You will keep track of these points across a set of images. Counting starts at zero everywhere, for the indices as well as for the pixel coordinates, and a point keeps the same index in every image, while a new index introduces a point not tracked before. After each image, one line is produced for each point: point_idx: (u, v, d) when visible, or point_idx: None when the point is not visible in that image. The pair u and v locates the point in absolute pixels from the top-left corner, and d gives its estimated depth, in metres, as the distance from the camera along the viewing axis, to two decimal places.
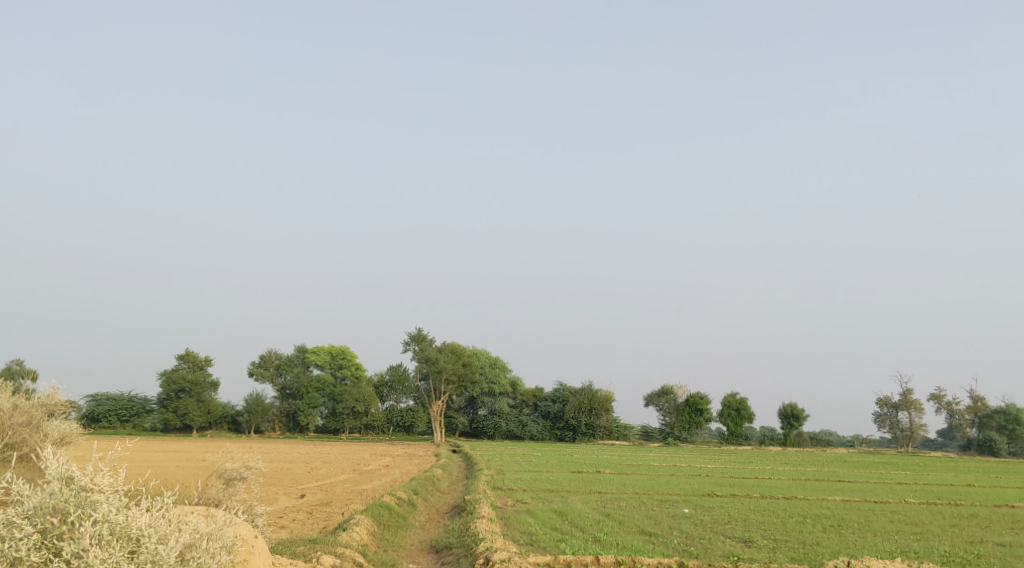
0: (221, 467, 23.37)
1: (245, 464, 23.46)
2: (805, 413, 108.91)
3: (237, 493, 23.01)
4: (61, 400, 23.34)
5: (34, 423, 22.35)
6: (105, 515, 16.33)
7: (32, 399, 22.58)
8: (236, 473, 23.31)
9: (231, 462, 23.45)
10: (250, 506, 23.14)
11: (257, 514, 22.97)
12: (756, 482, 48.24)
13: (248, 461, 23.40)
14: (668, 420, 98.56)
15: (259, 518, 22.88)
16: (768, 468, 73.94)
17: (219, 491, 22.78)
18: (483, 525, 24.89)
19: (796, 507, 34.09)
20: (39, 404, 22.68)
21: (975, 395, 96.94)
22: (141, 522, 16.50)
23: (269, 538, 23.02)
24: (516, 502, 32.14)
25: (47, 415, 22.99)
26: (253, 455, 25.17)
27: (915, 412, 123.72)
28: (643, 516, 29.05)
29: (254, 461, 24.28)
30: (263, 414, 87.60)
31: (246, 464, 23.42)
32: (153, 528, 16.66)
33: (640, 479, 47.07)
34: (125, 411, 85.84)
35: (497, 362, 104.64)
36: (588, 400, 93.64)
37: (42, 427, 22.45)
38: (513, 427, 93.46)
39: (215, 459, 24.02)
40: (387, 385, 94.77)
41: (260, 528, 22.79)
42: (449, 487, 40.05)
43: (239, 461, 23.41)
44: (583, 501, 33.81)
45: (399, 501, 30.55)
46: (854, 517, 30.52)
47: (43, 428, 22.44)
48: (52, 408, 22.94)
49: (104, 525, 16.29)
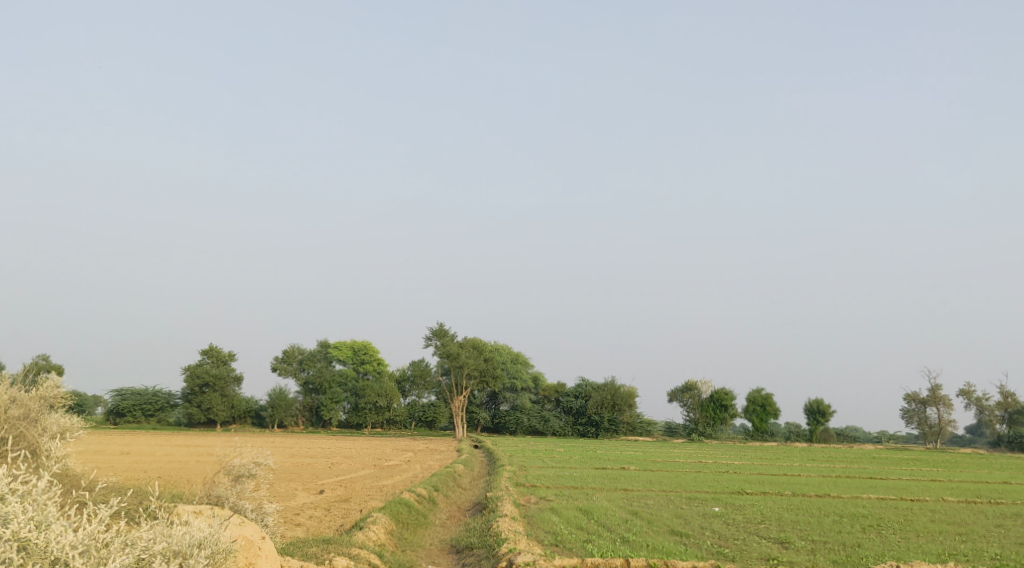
0: (228, 464, 22.50)
1: (255, 461, 22.61)
2: (831, 408, 107.15)
3: (245, 491, 22.15)
4: (63, 392, 22.36)
5: (31, 416, 21.44)
6: (16, 533, 14.90)
7: (32, 391, 21.71)
8: (246, 469, 22.44)
9: (242, 458, 22.58)
10: (260, 504, 22.33)
11: (267, 512, 22.16)
12: (786, 480, 46.97)
13: (258, 457, 22.55)
14: (692, 416, 97.23)
15: (269, 518, 22.06)
16: (795, 465, 72.53)
17: (227, 488, 21.91)
18: (506, 523, 23.87)
19: (831, 505, 32.87)
20: (39, 397, 21.77)
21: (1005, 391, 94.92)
22: (68, 540, 15.09)
23: (281, 537, 22.19)
24: (540, 500, 31.08)
25: (47, 408, 22.10)
26: (264, 450, 24.28)
27: (943, 408, 121.56)
28: (673, 514, 27.98)
29: (265, 456, 23.40)
30: (286, 409, 87.18)
31: (257, 459, 22.58)
32: (88, 546, 15.29)
33: (665, 476, 45.89)
34: (150, 405, 85.72)
35: (519, 357, 103.85)
36: (611, 396, 92.42)
37: (40, 421, 21.57)
38: (535, 422, 92.36)
39: (225, 455, 23.14)
40: (409, 380, 94.13)
41: (271, 527, 21.94)
42: (471, 483, 39.12)
43: (249, 457, 22.56)
44: (609, 499, 32.74)
45: (419, 498, 29.68)
46: (894, 517, 29.28)
47: (41, 422, 21.54)
48: (51, 400, 22.03)
49: (15, 543, 14.87)
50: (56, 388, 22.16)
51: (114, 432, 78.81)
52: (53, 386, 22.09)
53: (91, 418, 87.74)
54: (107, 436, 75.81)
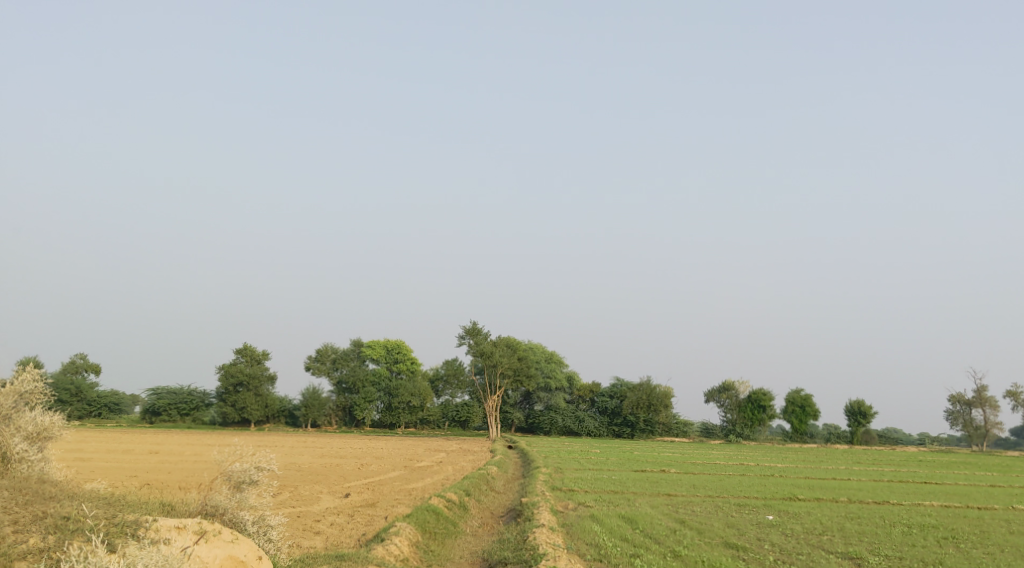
0: (227, 469, 20.79)
1: (257, 466, 20.84)
2: (873, 410, 103.82)
3: (248, 498, 20.44)
4: (39, 386, 20.71)
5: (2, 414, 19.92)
6: None
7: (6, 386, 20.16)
8: (249, 475, 20.71)
9: (246, 463, 20.82)
10: (263, 515, 20.48)
11: (270, 525, 20.32)
12: (837, 485, 44.45)
13: (263, 462, 20.82)
14: (729, 417, 94.50)
15: (272, 532, 20.20)
16: (839, 468, 69.69)
17: (227, 498, 20.24)
18: (543, 535, 21.70)
19: (893, 514, 30.46)
20: (13, 392, 20.20)
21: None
22: None
23: (286, 554, 20.35)
24: (578, 506, 28.99)
25: (23, 406, 20.53)
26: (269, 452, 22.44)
27: (989, 409, 117.68)
28: (723, 524, 25.76)
29: (271, 459, 21.62)
30: (319, 408, 85.77)
31: (263, 462, 20.89)
32: None
33: (709, 479, 43.42)
34: (185, 404, 84.68)
35: (553, 356, 101.65)
36: (647, 396, 89.65)
37: (14, 419, 20.06)
38: (570, 422, 89.87)
39: (225, 456, 21.44)
40: (442, 380, 92.45)
41: (275, 543, 20.19)
42: (505, 486, 37.07)
43: (253, 459, 20.88)
44: (652, 505, 30.59)
45: (449, 504, 27.67)
46: (967, 527, 27.08)
47: (15, 421, 20.04)
48: (29, 396, 20.50)
49: None
50: (32, 382, 20.58)
51: (147, 431, 77.91)
52: (31, 379, 20.50)
53: (127, 416, 87.06)
54: (139, 435, 74.89)
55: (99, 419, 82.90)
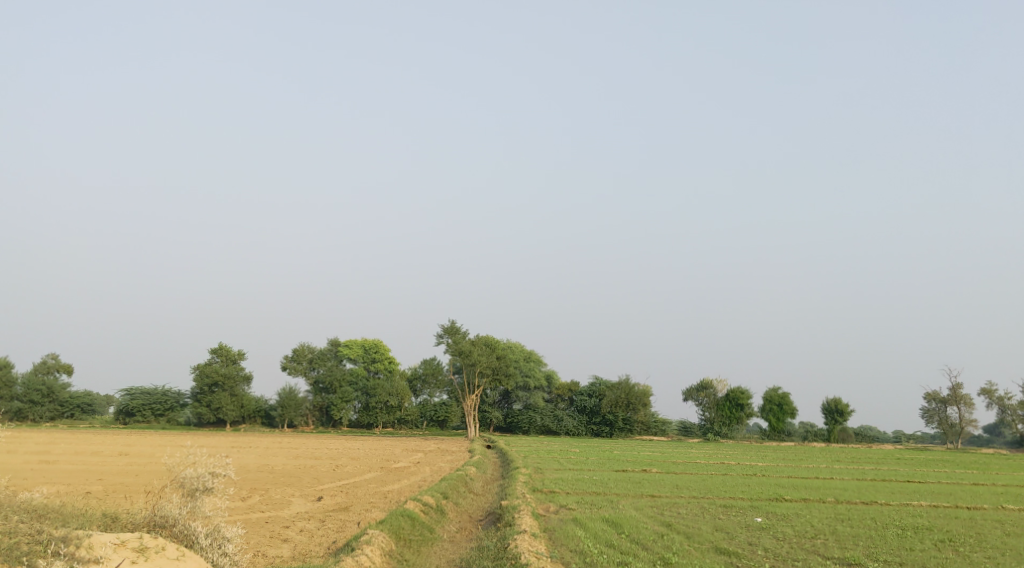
0: (179, 474, 20.24)
1: (211, 472, 20.22)
2: (850, 408, 103.57)
3: (200, 507, 19.90)
4: None
5: None
6: None
7: None
8: (203, 481, 20.11)
9: (199, 469, 20.18)
10: (217, 526, 19.92)
11: (223, 535, 19.74)
12: (822, 485, 43.49)
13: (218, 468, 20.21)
14: (707, 415, 93.73)
15: (224, 540, 19.66)
16: (820, 467, 69.01)
17: (179, 507, 19.73)
18: (525, 543, 20.51)
19: (884, 515, 29.57)
20: None
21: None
22: None
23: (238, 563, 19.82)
24: (560, 509, 27.93)
25: None
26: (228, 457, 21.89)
27: (964, 408, 117.85)
28: (711, 527, 24.76)
29: (227, 463, 21.00)
30: (296, 408, 84.30)
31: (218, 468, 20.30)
32: None
33: (692, 479, 42.41)
34: (159, 405, 82.89)
35: (532, 355, 100.51)
36: (626, 395, 89.00)
37: None
38: (548, 422, 88.86)
39: (178, 459, 20.86)
40: (420, 379, 91.02)
41: (231, 556, 19.62)
42: (484, 488, 35.86)
43: (208, 465, 20.28)
44: (637, 507, 29.55)
45: (425, 508, 26.48)
46: (962, 530, 26.26)
47: None
48: None
49: None
50: None
51: (119, 432, 76.14)
52: None
53: (99, 417, 85.14)
54: (110, 437, 73.22)
55: (71, 421, 80.90)
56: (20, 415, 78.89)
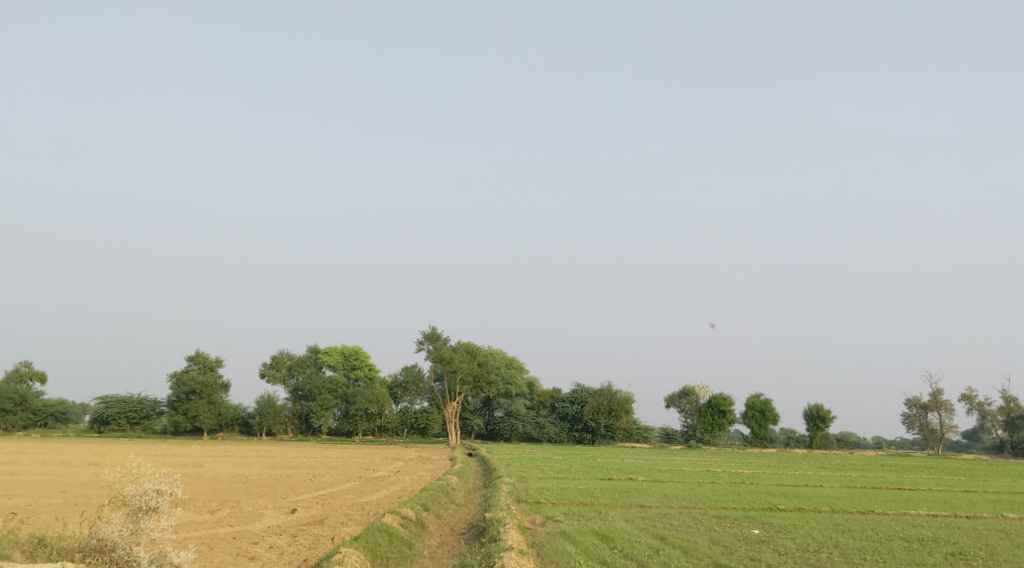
0: (121, 489, 19.29)
1: (156, 489, 19.21)
2: (831, 414, 102.86)
3: (146, 529, 19.02)
4: None
5: None
6: None
7: None
8: (148, 500, 19.16)
9: (145, 486, 19.20)
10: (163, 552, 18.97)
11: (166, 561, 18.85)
12: (814, 493, 42.26)
13: (165, 485, 19.25)
14: (689, 422, 92.51)
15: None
16: (806, 474, 68.01)
17: (122, 529, 18.94)
18: (513, 562, 19.06)
19: (885, 525, 28.33)
20: None
21: (1008, 396, 91.30)
22: None
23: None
24: (547, 522, 26.56)
25: None
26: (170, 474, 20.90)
27: (945, 413, 117.36)
28: (708, 540, 23.51)
29: (175, 476, 20.05)
30: (275, 416, 82.48)
31: (166, 484, 19.34)
32: None
33: (680, 488, 41.09)
34: (135, 413, 80.72)
35: (513, 362, 99.09)
36: (608, 402, 87.92)
37: None
38: (530, 429, 87.56)
39: (123, 471, 19.89)
40: (401, 386, 89.10)
41: None
42: (466, 499, 34.36)
43: (154, 481, 19.34)
44: (626, 519, 28.17)
45: (405, 521, 24.97)
46: (968, 541, 25.05)
47: None
48: None
49: None
50: None
51: (94, 440, 74.08)
52: None
53: (73, 426, 82.87)
54: (84, 446, 71.16)
55: (45, 430, 78.73)
56: None
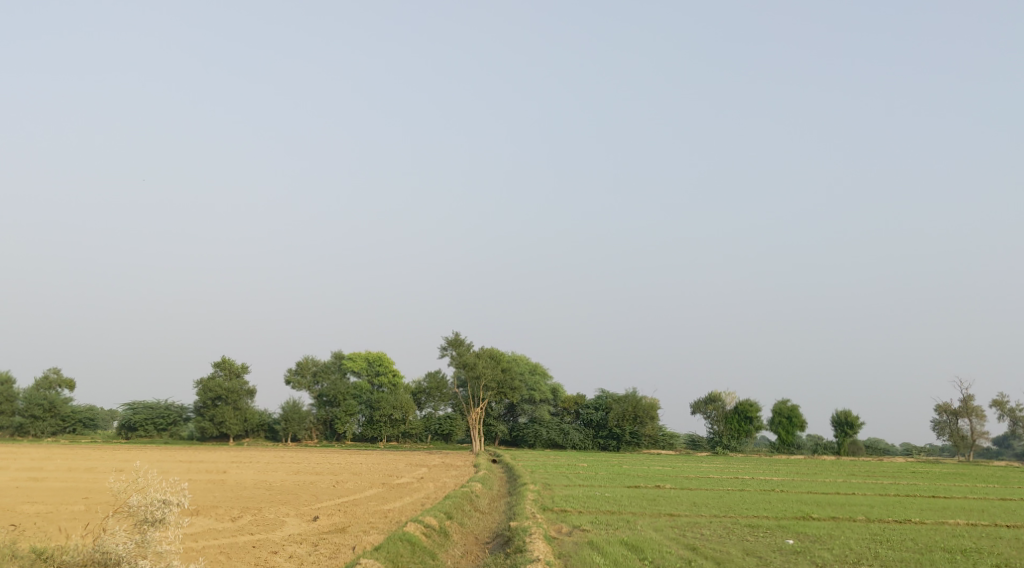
0: (127, 499, 18.87)
1: (164, 500, 18.79)
2: (860, 420, 101.25)
3: (152, 541, 18.66)
4: None
5: None
6: None
7: None
8: (155, 510, 18.74)
9: (151, 496, 18.76)
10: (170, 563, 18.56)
11: None
12: (847, 501, 41.19)
13: (171, 495, 18.81)
14: (715, 429, 91.26)
15: None
16: (836, 481, 66.74)
17: (128, 541, 18.60)
18: None
19: (923, 536, 27.37)
20: None
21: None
22: None
23: None
24: (574, 531, 25.86)
25: None
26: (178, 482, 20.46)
27: (976, 420, 115.27)
28: (741, 551, 22.74)
29: (182, 485, 19.59)
30: (300, 422, 82.23)
31: (172, 494, 18.89)
32: None
33: (709, 496, 40.19)
34: (162, 419, 80.70)
35: (537, 368, 98.29)
36: (632, 408, 87.02)
37: None
38: (554, 435, 86.76)
39: (129, 481, 19.46)
40: (425, 392, 88.65)
41: None
42: (490, 507, 33.70)
43: (161, 491, 18.89)
44: (655, 528, 27.40)
45: (428, 530, 24.32)
46: (1011, 552, 24.08)
47: None
48: None
49: None
50: None
51: (121, 446, 74.09)
52: None
53: (100, 432, 82.93)
54: (111, 452, 71.10)
55: (73, 436, 78.85)
56: (20, 430, 77.07)
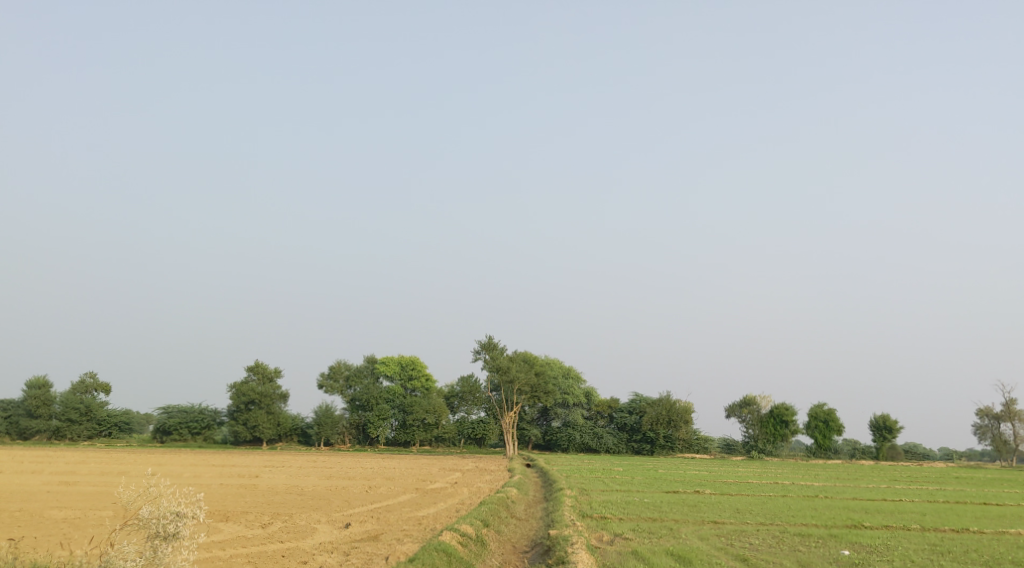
0: (139, 511, 18.06)
1: (178, 512, 17.91)
2: (898, 424, 99.03)
3: (165, 556, 17.84)
4: None
5: None
6: None
7: None
8: (167, 525, 17.89)
9: (164, 508, 17.92)
10: None
11: None
12: (896, 508, 39.70)
13: (184, 507, 17.92)
14: (751, 432, 89.42)
15: None
16: (879, 486, 64.89)
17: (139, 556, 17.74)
18: None
19: (984, 546, 25.99)
20: None
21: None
22: None
23: None
24: (616, 540, 24.79)
25: None
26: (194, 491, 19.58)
27: (1019, 424, 112.32)
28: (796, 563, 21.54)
29: (197, 495, 18.70)
30: (333, 426, 81.63)
31: (185, 505, 18.00)
32: None
33: (752, 502, 38.84)
34: (196, 423, 80.21)
35: (571, 372, 96.99)
36: (666, 412, 85.36)
37: None
38: (588, 439, 85.50)
39: (141, 490, 18.62)
40: (457, 396, 87.65)
41: None
42: (527, 514, 32.68)
43: (174, 503, 18.04)
44: (702, 537, 26.19)
45: (464, 539, 23.30)
46: None
47: None
48: None
49: None
50: None
51: (155, 450, 73.82)
52: None
53: (135, 436, 82.74)
54: (145, 456, 70.88)
55: (109, 440, 78.76)
56: (57, 434, 77.09)
